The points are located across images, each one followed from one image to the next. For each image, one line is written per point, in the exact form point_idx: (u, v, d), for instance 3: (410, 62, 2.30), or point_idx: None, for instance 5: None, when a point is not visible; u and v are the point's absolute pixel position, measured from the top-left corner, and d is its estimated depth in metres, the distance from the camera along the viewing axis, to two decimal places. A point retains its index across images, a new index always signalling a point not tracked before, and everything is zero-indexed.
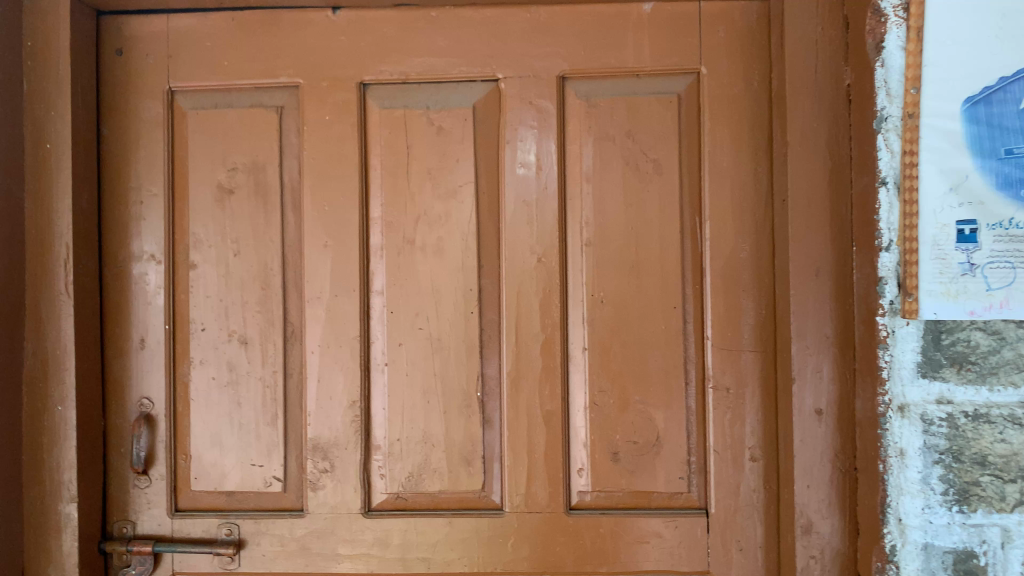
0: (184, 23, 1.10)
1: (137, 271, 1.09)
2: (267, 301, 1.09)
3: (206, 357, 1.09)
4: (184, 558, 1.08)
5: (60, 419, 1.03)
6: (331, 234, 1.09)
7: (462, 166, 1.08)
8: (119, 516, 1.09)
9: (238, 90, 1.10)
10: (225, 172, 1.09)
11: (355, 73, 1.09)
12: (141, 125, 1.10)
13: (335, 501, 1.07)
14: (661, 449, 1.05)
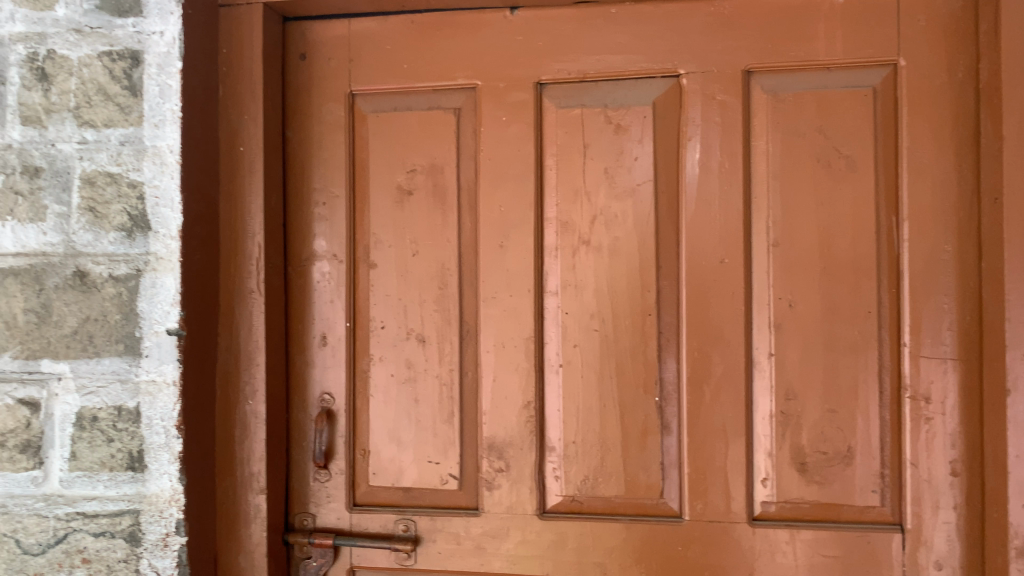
0: (365, 27, 1.12)
1: (320, 270, 1.13)
2: (444, 301, 1.10)
3: (386, 354, 1.11)
4: (362, 552, 1.10)
5: (251, 413, 1.07)
6: (506, 234, 1.08)
7: (641, 164, 1.05)
8: (300, 509, 1.12)
9: (416, 93, 1.12)
10: (405, 174, 1.11)
11: (532, 73, 1.08)
12: (324, 128, 1.13)
13: (510, 501, 1.07)
14: (853, 460, 1.01)
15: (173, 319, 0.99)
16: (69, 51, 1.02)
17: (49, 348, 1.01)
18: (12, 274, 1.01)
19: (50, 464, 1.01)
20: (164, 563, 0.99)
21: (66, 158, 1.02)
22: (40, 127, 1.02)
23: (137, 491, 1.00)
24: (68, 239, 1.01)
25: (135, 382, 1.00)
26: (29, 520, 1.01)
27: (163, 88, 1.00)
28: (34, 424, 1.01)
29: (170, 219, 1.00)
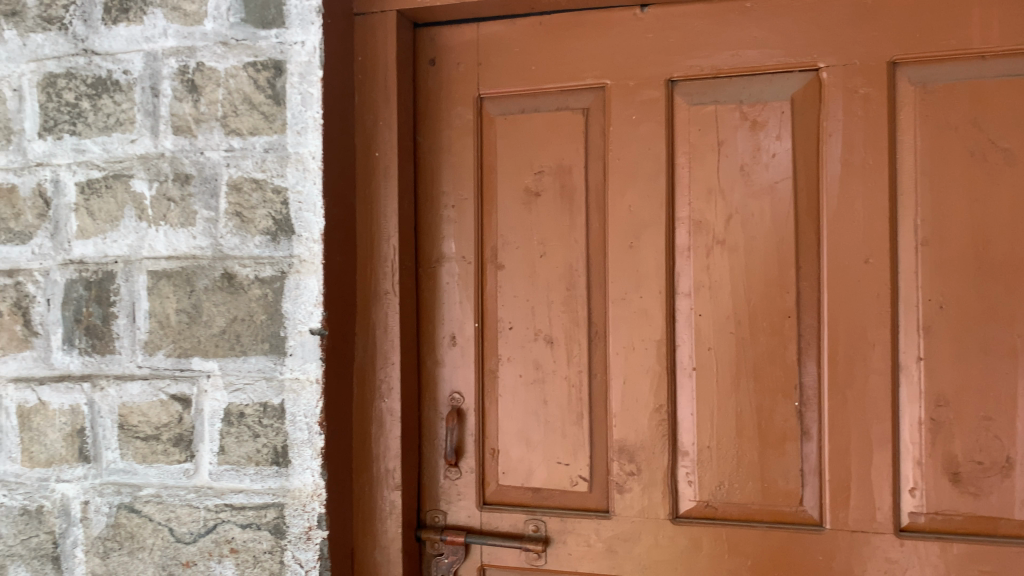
0: (493, 30, 1.13)
1: (449, 271, 1.14)
2: (573, 302, 1.09)
3: (514, 355, 1.11)
4: (492, 551, 1.11)
5: (386, 411, 1.10)
6: (636, 235, 1.06)
7: (779, 161, 1.02)
8: (431, 506, 1.14)
9: (544, 94, 1.12)
10: (532, 175, 1.11)
11: (663, 71, 1.06)
12: (453, 132, 1.15)
13: (642, 505, 1.06)
14: (1012, 472, 0.95)
15: (316, 319, 1.03)
16: (216, 62, 1.08)
17: (199, 347, 1.06)
18: (166, 276, 1.08)
19: (200, 458, 1.06)
20: (307, 555, 1.03)
21: (213, 165, 1.07)
22: (190, 137, 1.08)
23: (281, 485, 1.04)
24: (216, 243, 1.06)
25: (280, 380, 1.04)
26: (181, 510, 1.07)
27: (305, 96, 1.04)
28: (185, 419, 1.07)
29: (313, 223, 1.04)
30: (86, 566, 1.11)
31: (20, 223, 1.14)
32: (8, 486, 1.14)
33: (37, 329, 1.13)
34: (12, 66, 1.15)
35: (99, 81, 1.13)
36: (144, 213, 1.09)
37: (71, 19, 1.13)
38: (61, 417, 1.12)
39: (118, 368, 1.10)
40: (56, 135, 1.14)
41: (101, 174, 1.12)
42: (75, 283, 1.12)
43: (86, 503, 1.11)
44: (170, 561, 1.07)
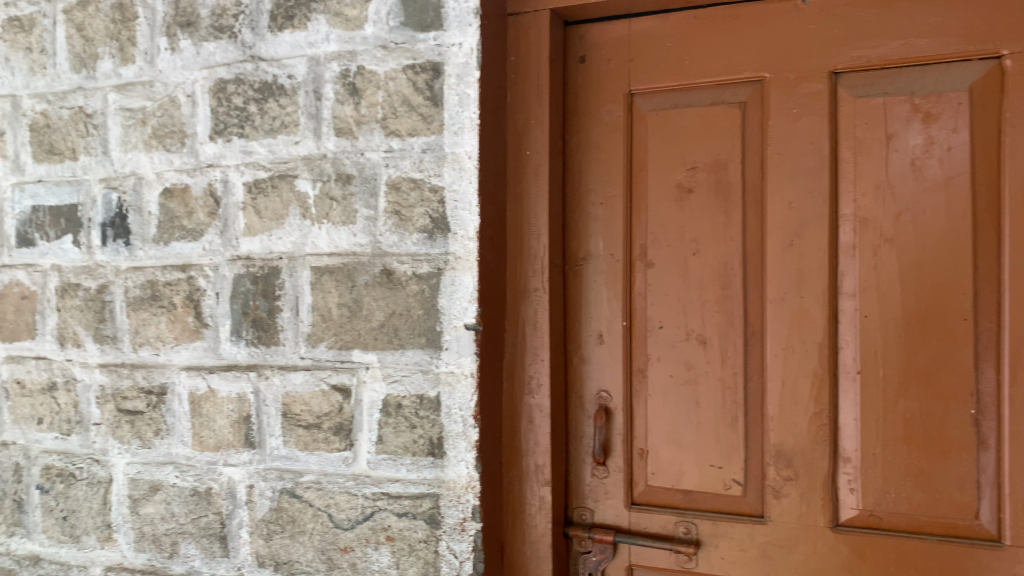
0: (646, 26, 1.12)
1: (596, 269, 1.13)
2: (727, 302, 1.07)
3: (664, 354, 1.10)
4: (641, 551, 1.10)
5: (535, 407, 1.10)
6: (796, 233, 1.03)
7: (955, 155, 0.98)
8: (579, 503, 1.14)
9: (698, 89, 1.10)
10: (685, 171, 1.09)
11: (827, 63, 1.03)
12: (602, 128, 1.14)
13: (800, 511, 1.03)
14: None
15: (470, 315, 1.05)
16: (376, 66, 1.11)
17: (359, 340, 1.11)
18: (328, 271, 1.13)
19: (359, 447, 1.11)
20: (461, 546, 1.05)
21: (373, 165, 1.11)
22: (352, 138, 1.12)
23: (437, 476, 1.06)
24: (376, 240, 1.10)
25: (436, 373, 1.07)
26: (340, 497, 1.11)
27: (462, 97, 1.07)
28: (345, 409, 1.11)
29: (468, 221, 1.06)
30: (250, 546, 1.17)
31: (193, 221, 1.22)
32: (180, 468, 1.22)
33: (208, 321, 1.21)
34: (187, 74, 1.23)
35: (265, 85, 1.18)
36: (308, 211, 1.14)
37: (240, 28, 1.20)
38: (229, 405, 1.18)
39: (282, 359, 1.16)
40: (226, 138, 1.20)
41: (267, 174, 1.17)
42: (243, 278, 1.18)
43: (251, 487, 1.17)
44: (329, 546, 1.12)
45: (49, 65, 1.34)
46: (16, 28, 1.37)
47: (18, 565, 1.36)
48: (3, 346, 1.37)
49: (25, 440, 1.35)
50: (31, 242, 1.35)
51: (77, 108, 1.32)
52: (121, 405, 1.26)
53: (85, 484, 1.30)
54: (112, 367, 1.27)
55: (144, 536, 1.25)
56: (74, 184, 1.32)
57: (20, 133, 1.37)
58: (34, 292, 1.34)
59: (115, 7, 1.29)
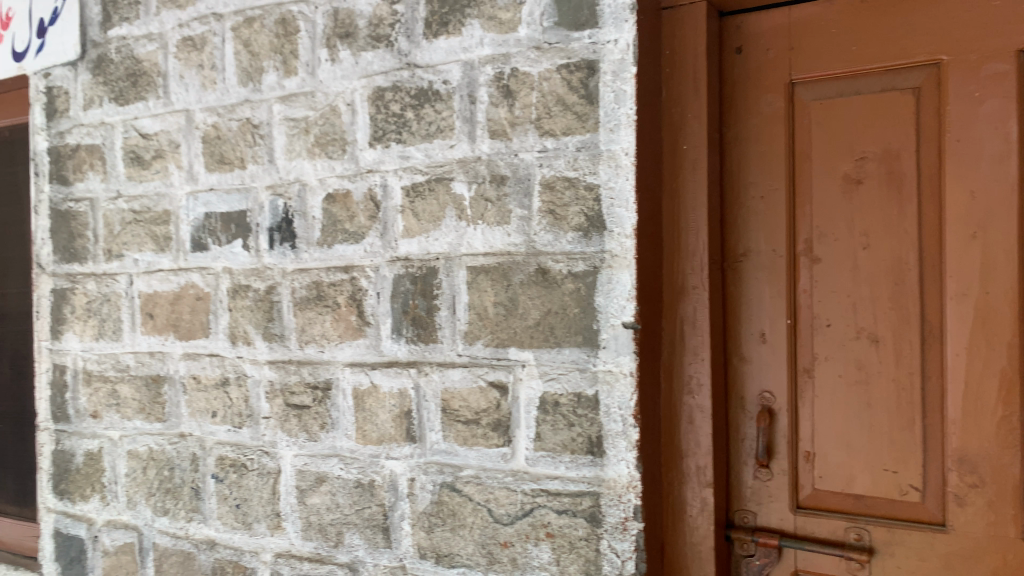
0: (808, 12, 1.08)
1: (757, 266, 1.10)
2: (902, 297, 1.02)
3: (832, 354, 1.06)
4: (809, 557, 1.07)
5: (695, 407, 1.08)
6: (981, 224, 0.98)
7: None
8: (740, 507, 1.11)
9: (866, 76, 1.05)
10: (853, 162, 1.05)
11: (1014, 41, 0.96)
12: (761, 121, 1.10)
13: (987, 519, 0.97)
14: None
15: (628, 313, 1.04)
16: (530, 67, 1.12)
17: (515, 338, 1.12)
18: (484, 271, 1.15)
19: (517, 443, 1.12)
20: (624, 545, 1.05)
21: (528, 166, 1.12)
22: (506, 139, 1.14)
23: (596, 474, 1.06)
24: (530, 240, 1.11)
25: (594, 371, 1.06)
26: (500, 492, 1.13)
27: (618, 94, 1.05)
28: (503, 405, 1.13)
29: (625, 219, 1.05)
30: (412, 538, 1.21)
31: (355, 225, 1.27)
32: (345, 460, 1.28)
33: (370, 319, 1.26)
34: (346, 83, 1.29)
35: (422, 91, 1.22)
36: (464, 213, 1.17)
37: (397, 36, 1.24)
38: (391, 400, 1.23)
39: (440, 356, 1.19)
40: (384, 144, 1.25)
41: (425, 177, 1.21)
42: (402, 278, 1.22)
43: (413, 480, 1.21)
44: (489, 540, 1.14)
45: (219, 80, 1.43)
46: (189, 47, 1.47)
47: (197, 549, 1.45)
48: (180, 343, 1.48)
49: (201, 432, 1.45)
50: (204, 246, 1.44)
51: (245, 120, 1.40)
52: (290, 400, 1.34)
53: (256, 474, 1.38)
54: (280, 364, 1.35)
55: (311, 525, 1.31)
56: (243, 191, 1.40)
57: (193, 145, 1.47)
58: (208, 293, 1.44)
59: (279, 22, 1.36)
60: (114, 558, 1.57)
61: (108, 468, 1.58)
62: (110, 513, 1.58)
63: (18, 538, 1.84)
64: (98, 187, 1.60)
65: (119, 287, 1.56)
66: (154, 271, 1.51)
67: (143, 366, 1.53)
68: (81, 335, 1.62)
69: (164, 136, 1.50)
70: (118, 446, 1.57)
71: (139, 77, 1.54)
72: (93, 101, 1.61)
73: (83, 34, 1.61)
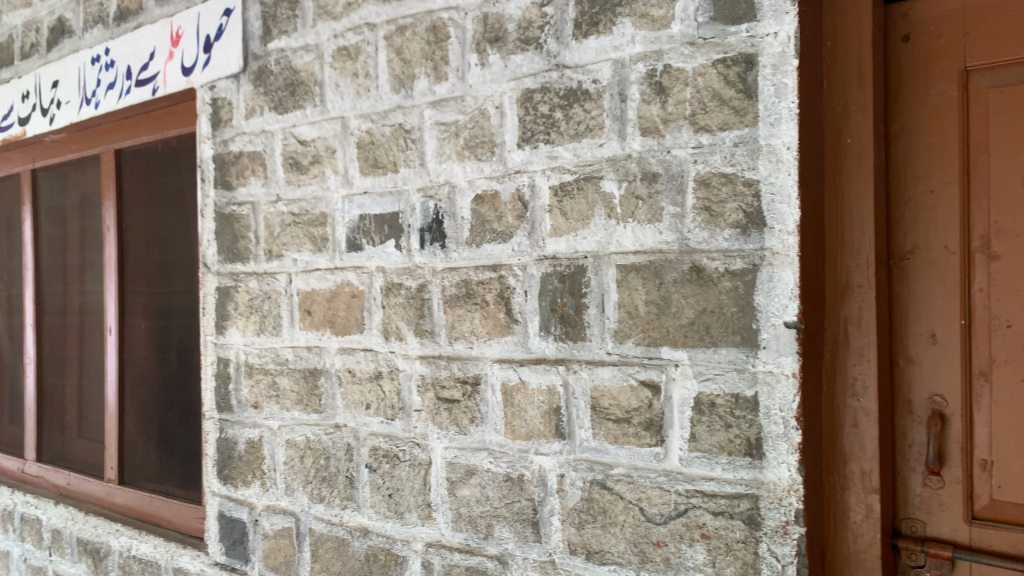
0: None
1: (927, 263, 1.05)
2: None
3: (1012, 356, 1.00)
4: (986, 571, 1.01)
5: (860, 410, 1.04)
6: None
7: None
8: (907, 515, 1.06)
9: None
10: None
11: None
12: (932, 111, 1.05)
13: None
14: None
15: (790, 313, 1.01)
16: (684, 63, 1.11)
17: (669, 337, 1.11)
18: (635, 269, 1.15)
19: (671, 443, 1.11)
20: (784, 550, 1.02)
21: (681, 162, 1.11)
22: (659, 136, 1.13)
23: (755, 476, 1.04)
24: (684, 238, 1.10)
25: (753, 372, 1.05)
26: (652, 492, 1.13)
27: (779, 87, 1.03)
28: (656, 405, 1.12)
29: (787, 215, 1.02)
30: (562, 533, 1.22)
31: (503, 224, 1.30)
32: (494, 454, 1.31)
33: (518, 317, 1.28)
34: (496, 86, 1.31)
35: (571, 91, 1.22)
36: (614, 211, 1.17)
37: (546, 38, 1.25)
38: (539, 396, 1.25)
39: (589, 354, 1.20)
40: (533, 145, 1.26)
41: (573, 176, 1.21)
42: (551, 276, 1.24)
43: (562, 476, 1.22)
44: (641, 539, 1.14)
45: (373, 87, 1.49)
46: (344, 57, 1.54)
47: (350, 535, 1.52)
48: (336, 339, 1.56)
49: (355, 423, 1.52)
50: (359, 246, 1.51)
51: (397, 125, 1.45)
52: (440, 394, 1.38)
53: (408, 465, 1.43)
54: (431, 359, 1.40)
55: (461, 517, 1.35)
56: (395, 194, 1.46)
57: (348, 150, 1.54)
58: (363, 291, 1.51)
59: (430, 30, 1.41)
60: (273, 541, 1.67)
61: (267, 456, 1.68)
62: (269, 498, 1.68)
63: (185, 519, 1.99)
64: (260, 191, 1.70)
65: (279, 285, 1.66)
66: (312, 270, 1.60)
67: (301, 359, 1.62)
68: (244, 330, 1.73)
69: (321, 142, 1.58)
70: (277, 435, 1.66)
71: (296, 86, 1.63)
72: (254, 110, 1.71)
73: (245, 48, 1.72)
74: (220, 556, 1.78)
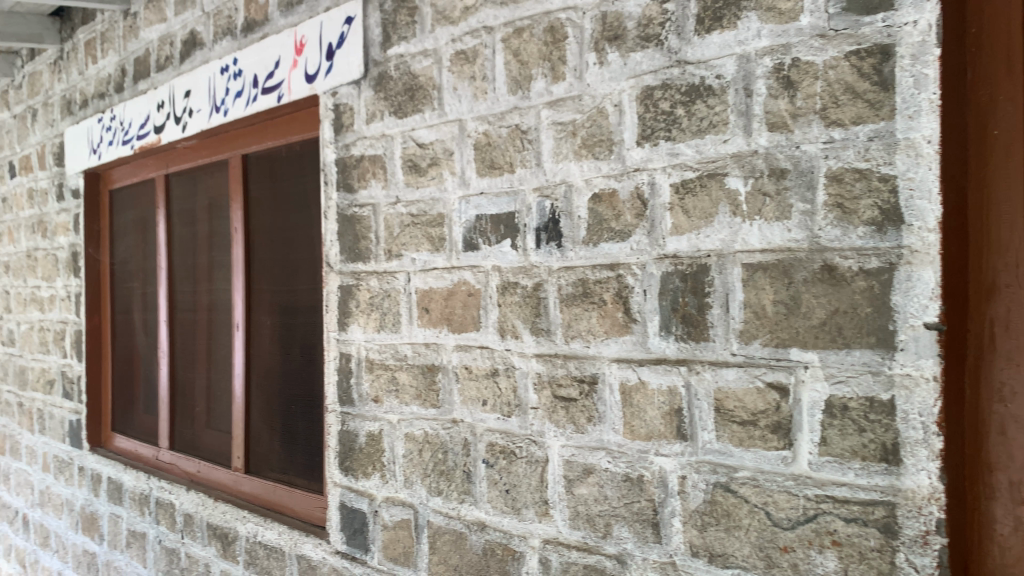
0: None
1: None
2: None
3: None
4: None
5: (1007, 416, 0.99)
6: None
7: None
8: None
9: None
10: None
11: None
12: None
13: None
14: None
15: (931, 313, 0.98)
16: (814, 56, 1.08)
17: (798, 338, 1.09)
18: (762, 268, 1.12)
19: (800, 447, 1.09)
20: (924, 561, 0.98)
21: (811, 158, 1.08)
22: (787, 132, 1.10)
23: (891, 483, 1.01)
24: (814, 235, 1.07)
25: (889, 375, 1.01)
26: (779, 496, 1.10)
27: (918, 78, 0.99)
28: (784, 407, 1.10)
29: (927, 211, 0.98)
30: (683, 535, 1.21)
31: (622, 223, 1.29)
32: (613, 454, 1.31)
33: (637, 316, 1.28)
34: (615, 85, 1.31)
35: (693, 88, 1.20)
36: (739, 209, 1.15)
37: (667, 35, 1.24)
38: (660, 396, 1.24)
39: (712, 355, 1.18)
40: (654, 142, 1.25)
41: (695, 174, 1.20)
42: (672, 275, 1.23)
43: (684, 477, 1.21)
44: (767, 544, 1.11)
45: (490, 89, 1.52)
46: (462, 60, 1.57)
47: (468, 529, 1.55)
48: (453, 336, 1.59)
49: (472, 419, 1.55)
50: (476, 246, 1.54)
51: (514, 126, 1.47)
52: (557, 392, 1.39)
53: (525, 462, 1.44)
54: (548, 357, 1.41)
55: (579, 515, 1.36)
56: (512, 194, 1.47)
57: (466, 152, 1.56)
58: (479, 290, 1.53)
59: (547, 31, 1.41)
60: (393, 532, 1.72)
61: (387, 449, 1.73)
62: (389, 490, 1.73)
63: (308, 507, 2.08)
64: (380, 194, 1.75)
65: (398, 284, 1.71)
66: (430, 269, 1.64)
67: (420, 356, 1.66)
68: (365, 327, 1.79)
69: (439, 144, 1.62)
70: (396, 429, 1.71)
71: (416, 91, 1.67)
72: (375, 115, 1.77)
73: (366, 55, 1.78)
74: (342, 545, 1.85)
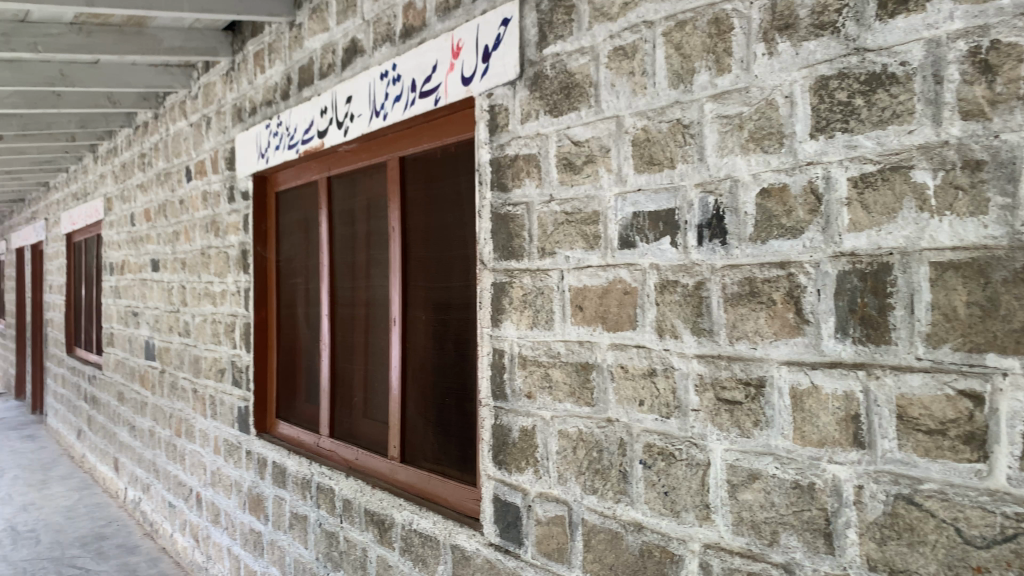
0: None
1: None
2: None
3: None
4: None
5: None
6: None
7: None
8: None
9: None
10: None
11: None
12: None
13: None
14: None
15: None
16: (1017, 37, 1.00)
17: (996, 343, 1.01)
18: (954, 267, 1.05)
19: (997, 460, 1.01)
20: None
21: (1013, 147, 1.00)
22: (984, 120, 1.02)
23: None
24: (1016, 232, 0.99)
25: None
26: (972, 512, 1.03)
27: None
28: (978, 417, 1.02)
29: None
30: (860, 548, 1.15)
31: (793, 219, 1.24)
32: (781, 460, 1.26)
33: (809, 317, 1.22)
34: (786, 75, 1.26)
35: (874, 76, 1.14)
36: (927, 204, 1.07)
37: (844, 21, 1.17)
38: (835, 402, 1.18)
39: (895, 359, 1.11)
40: (829, 134, 1.19)
41: (876, 167, 1.13)
42: (850, 274, 1.17)
43: (861, 487, 1.15)
44: (957, 563, 1.04)
45: (650, 85, 1.50)
46: (621, 56, 1.56)
47: (624, 529, 1.54)
48: (609, 335, 1.58)
49: (628, 419, 1.54)
50: (633, 244, 1.52)
51: (675, 121, 1.44)
52: (720, 395, 1.35)
53: (685, 464, 1.42)
54: (710, 358, 1.37)
55: (743, 520, 1.32)
56: (672, 190, 1.45)
57: (623, 149, 1.55)
58: (636, 288, 1.52)
59: (712, 22, 1.38)
60: (546, 528, 1.73)
61: (540, 444, 1.75)
62: (543, 486, 1.75)
63: (462, 499, 2.13)
64: (534, 192, 1.77)
65: (552, 281, 1.72)
66: (584, 267, 1.64)
67: (574, 354, 1.67)
68: (518, 324, 1.81)
69: (596, 142, 1.61)
70: (550, 426, 1.73)
71: (572, 89, 1.68)
72: (531, 115, 1.78)
73: (522, 55, 1.80)
74: (495, 537, 1.89)
